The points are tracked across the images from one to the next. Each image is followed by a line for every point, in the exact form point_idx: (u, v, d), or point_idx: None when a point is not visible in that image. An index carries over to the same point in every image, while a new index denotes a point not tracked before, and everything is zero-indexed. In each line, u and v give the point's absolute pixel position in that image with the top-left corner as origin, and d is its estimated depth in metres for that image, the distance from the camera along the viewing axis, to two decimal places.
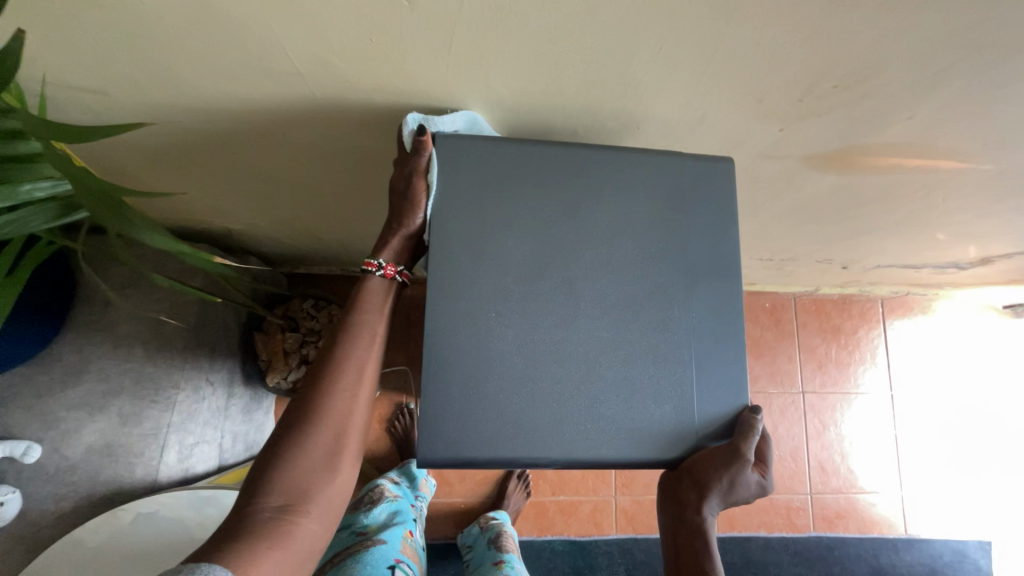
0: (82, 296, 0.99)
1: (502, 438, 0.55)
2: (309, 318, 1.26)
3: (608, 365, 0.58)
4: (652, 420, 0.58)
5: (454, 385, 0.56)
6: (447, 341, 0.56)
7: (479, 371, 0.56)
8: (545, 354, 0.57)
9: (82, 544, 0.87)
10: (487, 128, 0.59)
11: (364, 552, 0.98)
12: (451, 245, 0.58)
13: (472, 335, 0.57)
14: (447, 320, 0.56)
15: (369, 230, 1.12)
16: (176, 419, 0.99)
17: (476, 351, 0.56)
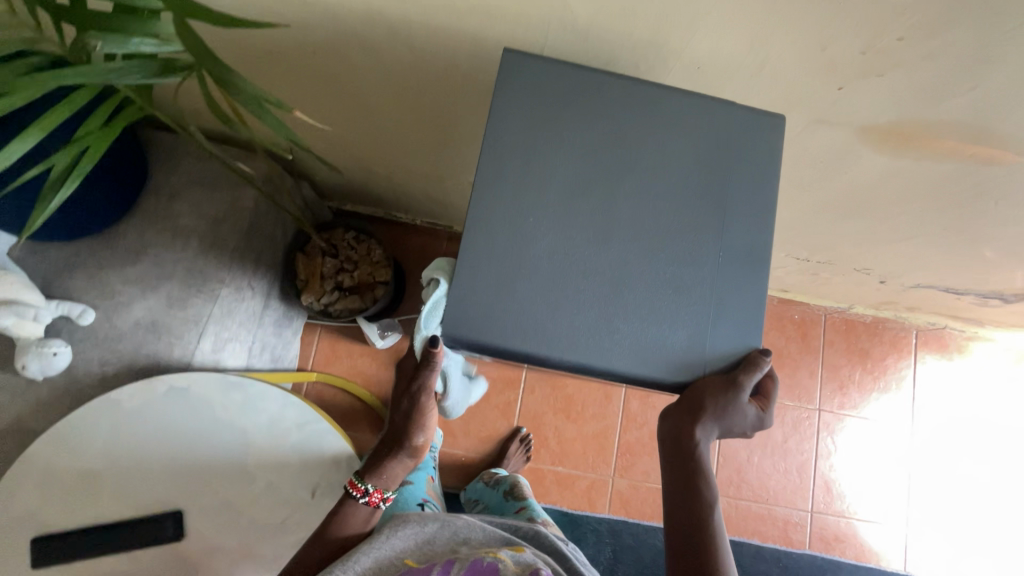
0: (152, 185, 1.07)
1: (515, 333, 0.51)
2: (348, 249, 1.31)
3: (642, 295, 0.53)
4: (683, 361, 0.53)
5: (480, 287, 0.51)
6: (483, 228, 0.52)
7: (509, 262, 0.52)
8: (578, 269, 0.52)
9: (119, 404, 0.93)
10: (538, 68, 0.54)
11: (394, 491, 1.05)
12: (497, 142, 0.53)
13: (505, 239, 0.52)
14: (482, 218, 0.52)
15: (418, 169, 1.16)
16: (216, 312, 1.05)
17: (511, 254, 0.52)
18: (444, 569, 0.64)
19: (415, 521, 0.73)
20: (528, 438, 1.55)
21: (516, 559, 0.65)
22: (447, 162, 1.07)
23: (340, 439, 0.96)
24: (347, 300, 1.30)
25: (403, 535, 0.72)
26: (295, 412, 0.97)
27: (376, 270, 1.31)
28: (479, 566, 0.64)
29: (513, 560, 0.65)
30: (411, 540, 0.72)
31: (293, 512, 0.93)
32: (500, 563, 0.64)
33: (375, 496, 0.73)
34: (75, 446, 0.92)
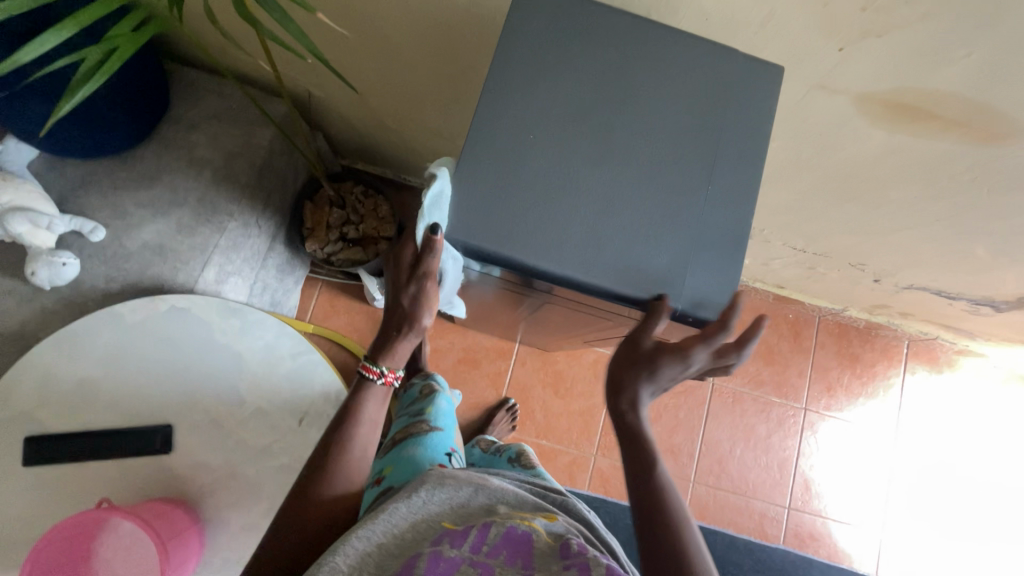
0: (173, 115, 1.10)
1: (504, 239, 0.53)
2: (356, 202, 1.33)
3: (630, 218, 0.54)
4: (668, 284, 0.54)
5: (476, 195, 0.53)
6: (483, 140, 0.54)
7: (506, 174, 0.54)
8: (571, 190, 0.54)
9: (122, 318, 0.96)
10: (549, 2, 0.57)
11: (423, 435, 0.93)
12: (506, 62, 0.56)
13: (505, 154, 0.54)
14: (484, 130, 0.54)
15: (430, 126, 1.18)
16: (222, 243, 1.08)
17: (509, 167, 0.54)
18: (480, 533, 0.58)
19: (447, 483, 0.66)
20: (515, 408, 1.57)
21: (549, 529, 0.61)
22: (459, 120, 1.10)
23: (331, 372, 0.99)
24: (350, 251, 1.32)
25: (436, 498, 0.65)
26: (289, 343, 0.99)
27: (381, 225, 1.34)
28: (514, 535, 0.58)
29: (547, 530, 0.61)
30: (441, 503, 0.65)
31: (279, 438, 0.95)
32: (534, 533, 0.59)
33: (391, 375, 0.71)
34: (75, 354, 0.95)
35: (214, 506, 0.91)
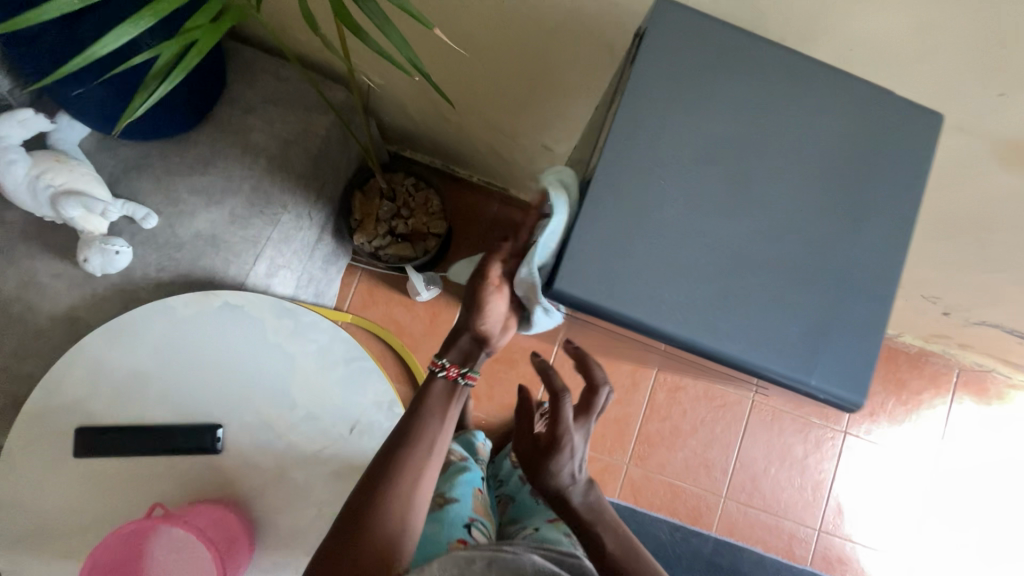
0: (229, 97, 1.05)
1: (626, 296, 0.48)
2: (406, 195, 1.29)
3: (763, 278, 0.49)
4: (801, 354, 0.49)
5: (601, 246, 0.48)
6: (608, 183, 0.49)
7: (630, 222, 0.49)
8: (702, 244, 0.49)
9: (174, 311, 0.93)
10: (688, 28, 0.51)
11: (439, 510, 0.90)
12: (638, 93, 0.50)
13: (633, 201, 0.49)
14: (612, 172, 0.49)
15: (494, 123, 1.12)
16: (275, 236, 1.04)
17: (635, 214, 0.49)
18: None
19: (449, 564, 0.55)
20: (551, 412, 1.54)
21: None
22: (529, 119, 1.04)
23: (384, 381, 0.95)
24: (398, 246, 1.28)
25: None
26: (342, 347, 0.96)
27: (431, 221, 1.30)
28: None
29: None
30: None
31: (328, 444, 0.93)
32: None
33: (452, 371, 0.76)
34: (126, 346, 0.92)
35: (264, 508, 0.90)
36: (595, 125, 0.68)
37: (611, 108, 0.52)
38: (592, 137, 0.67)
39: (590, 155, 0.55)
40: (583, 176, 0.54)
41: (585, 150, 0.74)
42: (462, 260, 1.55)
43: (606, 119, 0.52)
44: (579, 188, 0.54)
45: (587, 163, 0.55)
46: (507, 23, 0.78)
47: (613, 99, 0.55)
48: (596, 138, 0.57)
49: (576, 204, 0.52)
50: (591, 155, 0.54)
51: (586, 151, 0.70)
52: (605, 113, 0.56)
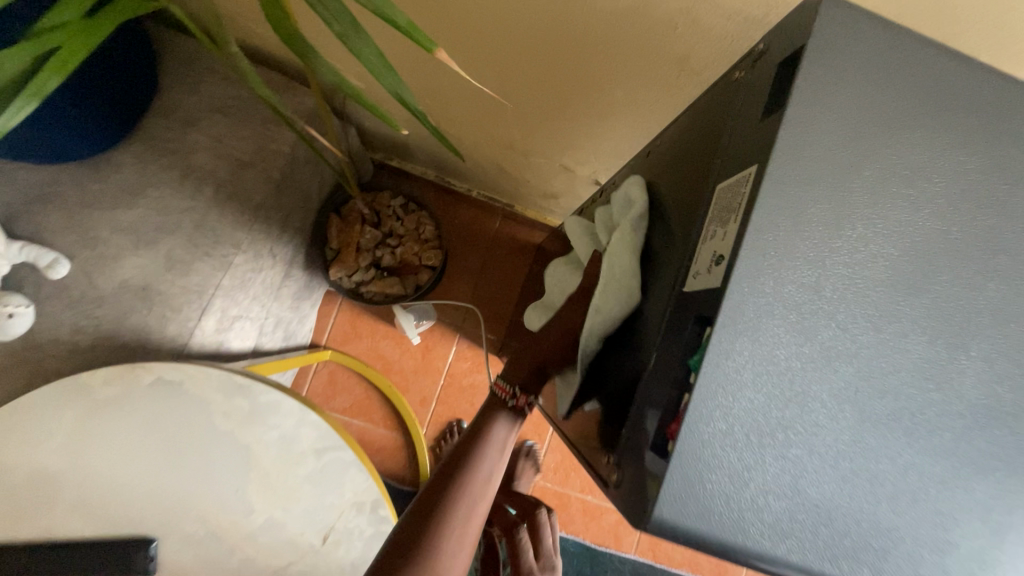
0: (163, 105, 0.82)
1: (767, 530, 0.27)
2: (392, 219, 1.09)
3: (992, 485, 0.29)
4: None
5: (730, 453, 0.27)
6: (743, 327, 0.28)
7: (778, 396, 0.28)
8: (901, 438, 0.28)
9: (90, 392, 0.72)
10: (874, 42, 0.30)
11: None
12: (795, 172, 0.28)
13: (784, 368, 0.28)
14: (750, 316, 0.28)
15: (502, 138, 0.91)
16: (226, 284, 0.82)
17: (785, 379, 0.28)
18: None
19: None
20: (539, 453, 1.32)
21: None
22: (547, 137, 0.84)
23: (364, 474, 0.76)
24: (383, 281, 1.07)
25: None
26: (312, 433, 0.76)
27: (423, 250, 1.09)
28: None
29: None
30: None
31: (296, 559, 0.73)
32: None
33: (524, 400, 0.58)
34: (26, 438, 0.70)
35: None
36: (668, 177, 0.47)
37: (737, 184, 0.31)
38: (664, 197, 0.46)
39: (684, 255, 0.34)
40: (675, 294, 0.33)
41: (643, 205, 0.52)
42: (459, 286, 1.34)
43: (725, 205, 0.31)
44: (669, 314, 0.33)
45: (678, 269, 0.34)
46: (530, 26, 0.57)
47: (728, 166, 0.33)
48: (688, 222, 0.36)
49: (670, 349, 0.31)
50: (692, 262, 0.33)
51: (650, 213, 0.48)
52: (708, 187, 0.35)
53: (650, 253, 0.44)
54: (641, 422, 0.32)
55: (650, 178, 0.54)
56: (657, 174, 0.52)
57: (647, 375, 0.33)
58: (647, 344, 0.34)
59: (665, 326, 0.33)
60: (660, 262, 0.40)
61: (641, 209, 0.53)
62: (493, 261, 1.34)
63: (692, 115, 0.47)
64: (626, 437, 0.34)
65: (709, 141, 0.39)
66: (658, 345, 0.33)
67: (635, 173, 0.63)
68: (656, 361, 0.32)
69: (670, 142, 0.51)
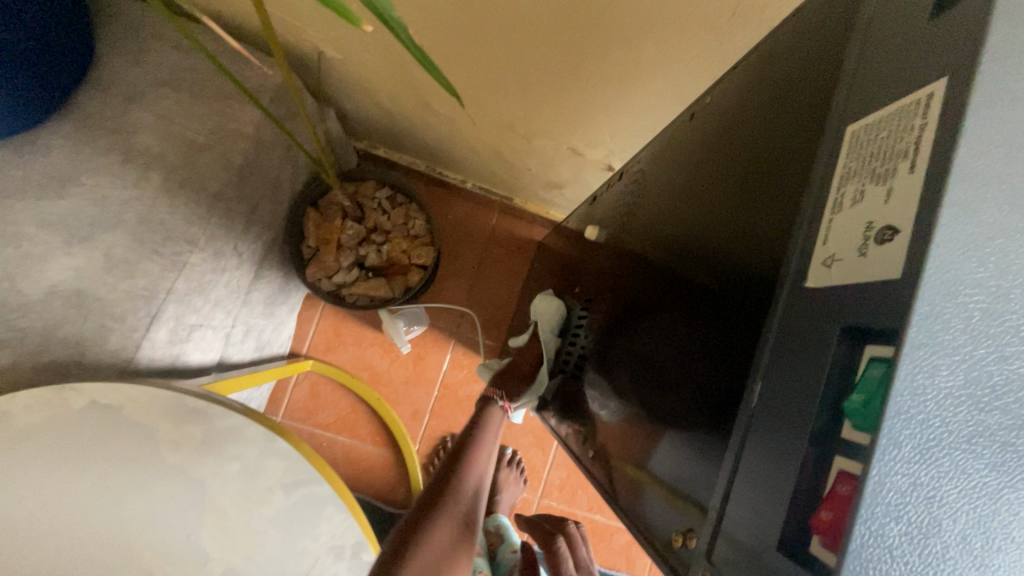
0: (102, 78, 0.70)
1: None
2: (378, 213, 0.97)
3: None
4: None
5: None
6: (948, 351, 0.16)
7: (1011, 468, 0.16)
8: None
9: (7, 423, 0.59)
10: None
11: None
12: (1017, 87, 0.17)
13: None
14: (963, 335, 0.16)
15: (501, 117, 0.80)
16: (180, 288, 0.70)
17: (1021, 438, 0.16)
18: None
19: None
20: (519, 459, 1.20)
21: None
22: (555, 114, 0.72)
23: (344, 513, 0.64)
24: (368, 283, 0.96)
25: None
26: (280, 465, 0.63)
27: (413, 248, 0.98)
28: None
29: None
30: None
31: None
32: None
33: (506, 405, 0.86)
34: None
35: None
36: (733, 140, 0.35)
37: (897, 119, 0.19)
38: (734, 164, 0.34)
39: (802, 236, 0.23)
40: (794, 296, 0.22)
41: (694, 180, 0.41)
42: (452, 287, 1.22)
43: (879, 151, 0.20)
44: (789, 329, 0.21)
45: (794, 260, 0.22)
46: None
47: (867, 97, 0.22)
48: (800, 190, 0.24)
49: (795, 386, 0.20)
50: (825, 247, 0.21)
51: (710, 189, 0.37)
52: (831, 135, 0.23)
53: (723, 241, 0.32)
54: (753, 502, 0.20)
55: (698, 148, 0.43)
56: (710, 140, 0.40)
57: (755, 423, 0.21)
58: (749, 374, 0.23)
59: (781, 347, 0.21)
60: (749, 253, 0.29)
61: (690, 186, 0.42)
62: (490, 260, 1.23)
63: (762, 57, 0.35)
64: (724, 516, 0.22)
65: (815, 77, 0.28)
66: (769, 378, 0.21)
67: (672, 145, 0.51)
68: (771, 403, 0.21)
69: (726, 100, 0.40)
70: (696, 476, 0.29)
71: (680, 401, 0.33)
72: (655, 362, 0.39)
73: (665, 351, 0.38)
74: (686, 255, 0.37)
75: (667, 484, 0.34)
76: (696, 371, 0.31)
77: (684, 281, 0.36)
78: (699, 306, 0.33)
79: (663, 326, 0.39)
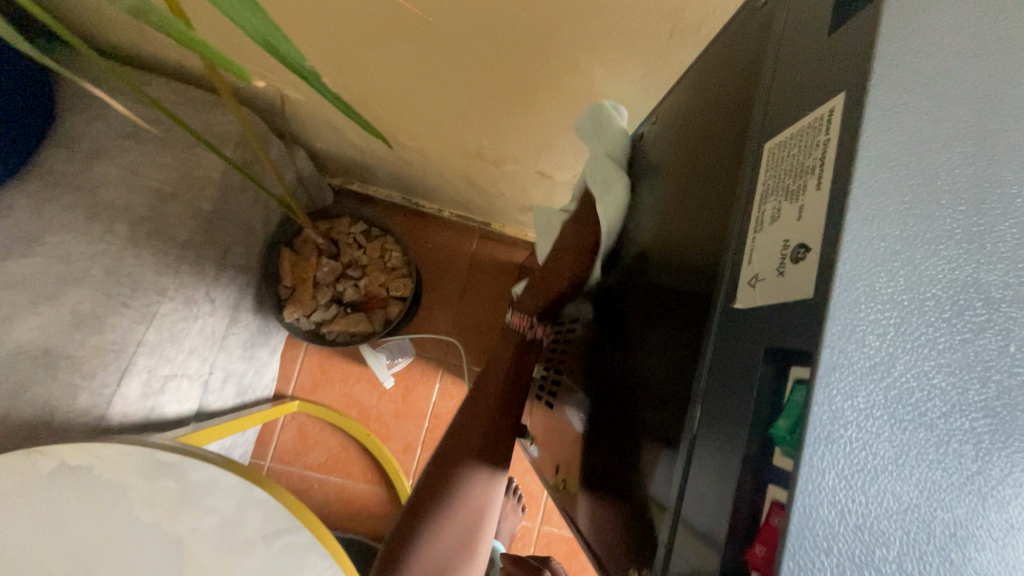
0: (64, 136, 0.70)
1: None
2: (353, 248, 0.97)
3: None
4: None
5: None
6: (867, 366, 0.16)
7: (943, 486, 0.16)
8: None
9: None
10: None
11: None
12: (905, 101, 0.17)
13: (954, 438, 0.16)
14: (879, 351, 0.16)
15: (468, 144, 0.81)
16: (151, 339, 0.69)
17: (953, 456, 0.16)
18: None
19: None
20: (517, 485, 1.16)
21: None
22: (517, 138, 0.73)
23: (327, 560, 0.61)
24: (347, 319, 0.95)
25: None
26: (257, 515, 0.61)
27: (390, 280, 0.97)
28: None
29: None
30: None
31: None
32: None
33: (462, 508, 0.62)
34: None
35: None
36: (681, 153, 0.35)
37: (803, 137, 0.19)
38: (684, 179, 0.34)
39: (732, 243, 0.22)
40: (727, 311, 0.21)
41: (653, 200, 0.41)
42: (437, 316, 1.21)
43: (796, 165, 0.20)
44: (726, 340, 0.21)
45: (731, 270, 0.22)
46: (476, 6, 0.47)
47: (780, 113, 0.22)
48: (735, 201, 0.24)
49: (733, 400, 0.19)
50: (751, 256, 0.21)
51: (664, 208, 0.37)
52: (754, 146, 0.23)
53: (681, 256, 0.32)
54: (697, 520, 0.20)
55: (652, 162, 0.43)
56: (661, 154, 0.40)
57: (700, 441, 0.21)
58: (694, 388, 0.22)
59: (721, 359, 0.21)
60: (702, 267, 0.28)
61: (648, 205, 0.41)
62: (473, 286, 1.22)
63: (698, 75, 0.36)
64: (684, 499, 0.21)
65: (744, 90, 0.28)
66: (710, 392, 0.21)
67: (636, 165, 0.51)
68: (712, 420, 0.20)
69: (670, 114, 0.40)
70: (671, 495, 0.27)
71: (656, 417, 0.32)
72: (636, 380, 0.38)
73: (643, 370, 0.36)
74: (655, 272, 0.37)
75: (649, 503, 0.31)
76: (670, 389, 0.30)
77: (660, 302, 0.35)
78: (671, 321, 0.32)
79: (642, 343, 0.38)
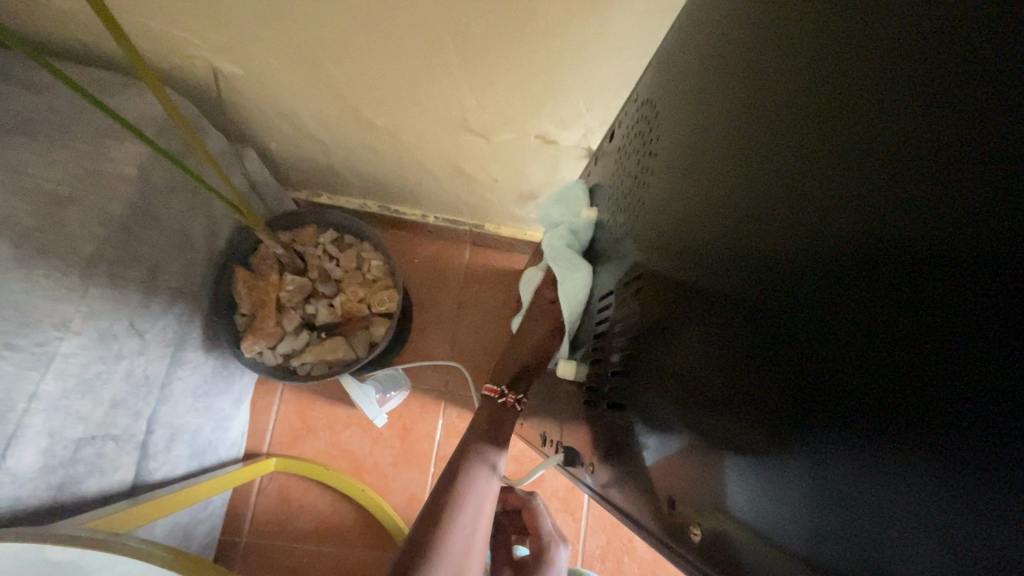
0: None
1: None
2: (324, 260, 0.80)
3: None
4: None
5: None
6: None
7: None
8: None
9: None
10: None
11: None
12: None
13: None
14: None
15: (451, 112, 0.66)
16: (54, 390, 0.51)
17: None
18: None
19: None
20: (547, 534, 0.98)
21: None
22: (511, 85, 0.59)
23: None
24: (323, 346, 0.78)
25: None
26: None
27: (372, 295, 0.81)
28: None
29: None
30: None
31: None
32: None
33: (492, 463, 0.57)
34: None
35: None
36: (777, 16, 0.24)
37: None
38: (724, 119, 0.28)
39: (888, 156, 0.17)
40: None
41: (678, 156, 0.33)
42: (433, 340, 1.04)
43: None
44: (956, 297, 0.14)
45: (895, 188, 0.16)
46: None
47: None
48: (862, 100, 0.18)
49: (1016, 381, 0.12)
50: (996, 175, 0.14)
51: (744, 101, 0.25)
52: (893, 29, 0.17)
53: (729, 206, 0.25)
54: None
55: (706, 64, 0.31)
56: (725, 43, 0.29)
57: (895, 428, 0.15)
58: (862, 360, 0.16)
59: (956, 326, 0.14)
60: (771, 204, 0.21)
61: (703, 120, 0.30)
62: (470, 301, 1.06)
63: None
64: None
65: None
66: (899, 361, 0.15)
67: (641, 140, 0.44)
68: (913, 399, 0.14)
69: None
70: (771, 507, 0.20)
71: (703, 409, 0.24)
72: (713, 362, 0.23)
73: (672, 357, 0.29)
74: (740, 193, 0.24)
75: (704, 520, 0.24)
76: (723, 370, 0.23)
77: (717, 243, 0.25)
78: (810, 244, 0.19)
79: (714, 303, 0.24)
